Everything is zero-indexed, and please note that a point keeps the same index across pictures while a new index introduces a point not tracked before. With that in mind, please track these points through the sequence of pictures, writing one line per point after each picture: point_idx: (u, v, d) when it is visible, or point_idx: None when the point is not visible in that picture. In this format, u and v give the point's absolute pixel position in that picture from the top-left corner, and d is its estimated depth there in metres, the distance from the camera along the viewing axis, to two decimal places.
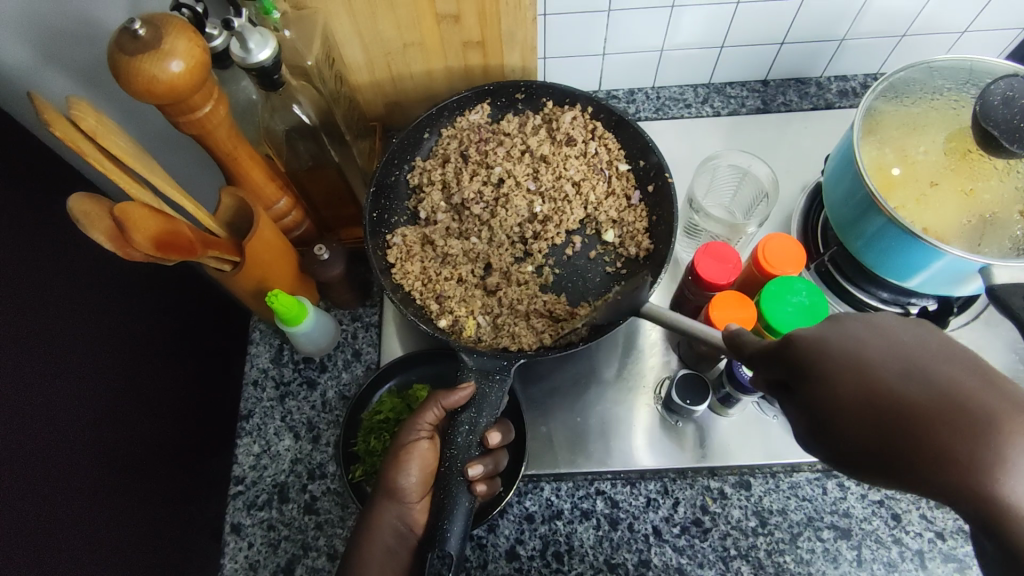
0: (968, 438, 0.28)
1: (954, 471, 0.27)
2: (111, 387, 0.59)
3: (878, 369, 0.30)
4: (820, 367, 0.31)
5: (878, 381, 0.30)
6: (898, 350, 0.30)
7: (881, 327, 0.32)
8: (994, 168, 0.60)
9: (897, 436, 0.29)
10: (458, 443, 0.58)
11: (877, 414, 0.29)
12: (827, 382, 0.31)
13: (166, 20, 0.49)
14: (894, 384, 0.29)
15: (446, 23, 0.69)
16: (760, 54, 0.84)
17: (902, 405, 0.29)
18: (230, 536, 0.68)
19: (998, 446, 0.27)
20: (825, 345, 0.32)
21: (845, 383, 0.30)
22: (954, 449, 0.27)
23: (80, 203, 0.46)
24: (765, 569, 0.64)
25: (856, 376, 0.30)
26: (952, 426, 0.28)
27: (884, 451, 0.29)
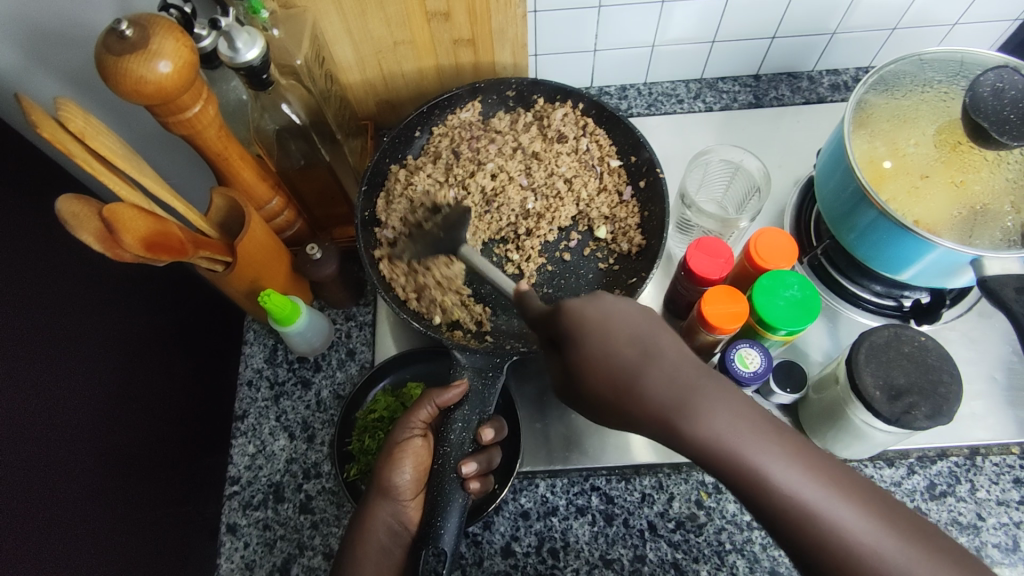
0: (673, 399, 0.40)
1: (664, 416, 0.40)
2: (105, 387, 0.59)
3: (615, 333, 0.43)
4: (580, 331, 0.44)
5: (614, 342, 0.43)
6: (631, 326, 0.43)
7: (624, 305, 0.44)
8: (984, 160, 0.61)
9: (625, 384, 0.42)
10: (451, 441, 0.58)
11: (611, 369, 0.42)
12: (583, 344, 0.43)
13: (153, 20, 0.49)
14: (625, 346, 0.42)
15: (435, 20, 0.69)
16: (752, 49, 0.84)
17: (624, 358, 0.42)
18: (226, 536, 0.68)
19: (692, 395, 0.40)
20: (582, 315, 0.44)
21: (593, 348, 0.43)
22: (656, 393, 0.40)
23: (69, 204, 0.46)
24: (760, 563, 0.64)
25: (603, 347, 0.43)
26: (659, 380, 0.41)
27: (611, 391, 0.42)
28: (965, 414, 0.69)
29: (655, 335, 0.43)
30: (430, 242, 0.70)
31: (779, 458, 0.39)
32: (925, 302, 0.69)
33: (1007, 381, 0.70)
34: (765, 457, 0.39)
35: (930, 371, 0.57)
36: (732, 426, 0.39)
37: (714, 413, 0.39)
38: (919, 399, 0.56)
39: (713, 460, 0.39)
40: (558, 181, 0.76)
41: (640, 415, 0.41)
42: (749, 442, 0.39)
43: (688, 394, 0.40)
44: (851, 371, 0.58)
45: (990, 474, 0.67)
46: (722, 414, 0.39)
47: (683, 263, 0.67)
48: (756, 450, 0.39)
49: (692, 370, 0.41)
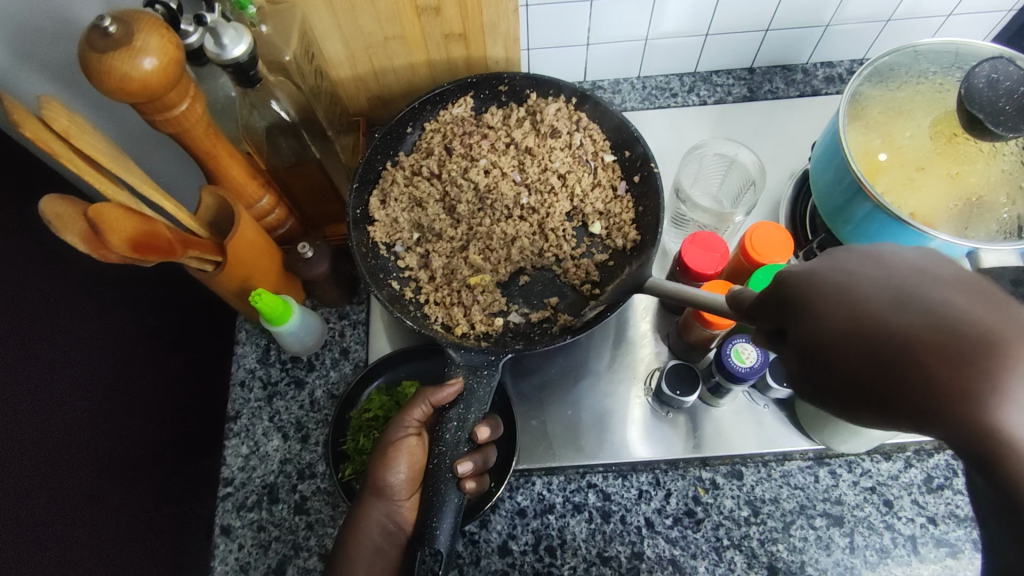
0: (982, 370, 0.27)
1: (965, 392, 0.27)
2: (95, 390, 0.58)
3: (874, 299, 0.29)
4: (816, 297, 0.31)
5: (867, 307, 0.29)
6: (896, 281, 0.29)
7: (888, 261, 0.31)
8: (980, 151, 0.60)
9: (906, 361, 0.28)
10: (447, 440, 0.57)
11: (874, 338, 0.29)
12: (821, 314, 0.30)
13: (137, 16, 0.48)
14: (899, 310, 0.29)
15: (426, 15, 0.68)
16: (746, 41, 0.84)
17: (911, 327, 0.28)
18: (221, 539, 0.68)
19: (1003, 372, 0.27)
20: (811, 280, 0.31)
21: (843, 326, 0.30)
22: (953, 365, 0.27)
23: (53, 204, 0.45)
24: (758, 559, 0.64)
25: (853, 312, 0.29)
26: (960, 350, 0.27)
27: (875, 368, 0.29)
28: None
29: (950, 293, 0.28)
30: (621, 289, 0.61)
31: None
32: None
33: None
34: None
35: None
36: None
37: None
38: None
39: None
40: (552, 176, 0.76)
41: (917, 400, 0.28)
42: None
43: (991, 364, 0.27)
44: None
45: None
46: None
47: (678, 258, 0.67)
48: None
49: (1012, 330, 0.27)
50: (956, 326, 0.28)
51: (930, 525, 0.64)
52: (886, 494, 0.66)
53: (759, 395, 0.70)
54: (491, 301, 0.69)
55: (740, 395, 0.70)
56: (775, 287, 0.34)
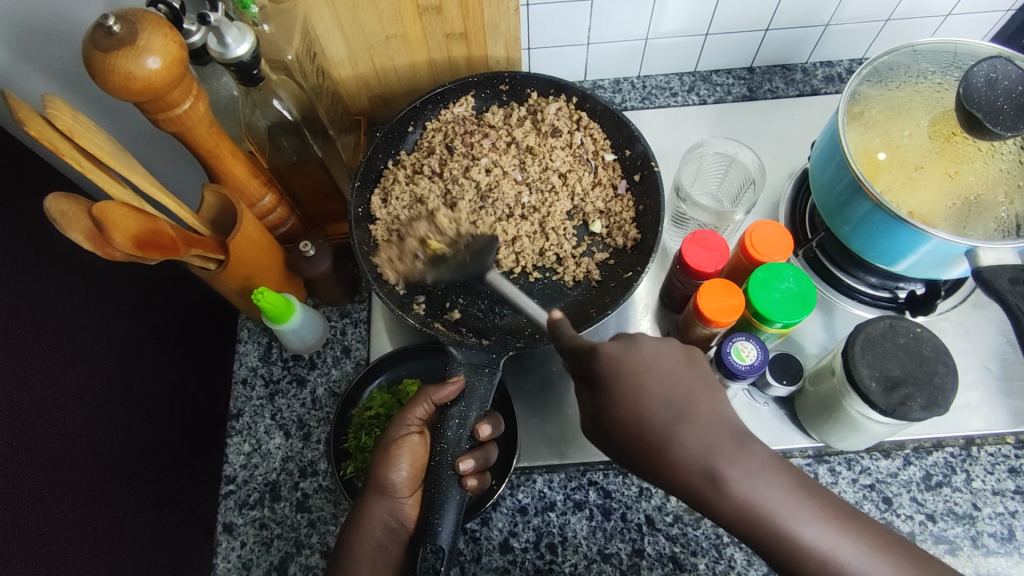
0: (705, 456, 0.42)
1: (697, 471, 0.42)
2: (99, 388, 0.58)
3: (648, 394, 0.45)
4: (614, 386, 0.46)
5: (645, 399, 0.45)
6: (663, 380, 0.46)
7: (655, 357, 0.47)
8: (978, 151, 0.61)
9: (652, 445, 0.44)
10: (448, 438, 0.58)
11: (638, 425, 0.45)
12: (617, 401, 0.46)
13: (140, 15, 0.49)
14: (650, 407, 0.45)
15: (427, 15, 0.68)
16: (746, 41, 0.84)
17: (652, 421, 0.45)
18: (223, 536, 0.69)
19: (718, 458, 0.42)
20: (619, 362, 0.47)
21: (625, 408, 0.45)
22: (683, 458, 0.43)
23: (58, 203, 0.46)
24: (758, 556, 0.64)
25: (632, 402, 0.45)
26: (684, 433, 0.43)
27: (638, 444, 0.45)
28: (961, 404, 0.69)
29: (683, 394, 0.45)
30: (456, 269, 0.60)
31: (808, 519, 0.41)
32: (920, 294, 0.69)
33: (1002, 373, 0.70)
34: (786, 511, 0.41)
35: (925, 362, 0.58)
36: (761, 487, 0.41)
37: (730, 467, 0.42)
38: (916, 391, 0.56)
39: (751, 521, 0.41)
40: (552, 176, 0.76)
41: (661, 476, 0.43)
42: (773, 499, 0.41)
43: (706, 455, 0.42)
44: (848, 363, 0.58)
45: (985, 464, 0.67)
46: (752, 471, 0.42)
47: (678, 257, 0.67)
48: (790, 512, 0.41)
49: (715, 427, 0.43)
50: (676, 422, 0.44)
51: (930, 522, 0.65)
52: (885, 491, 0.66)
53: (760, 393, 0.70)
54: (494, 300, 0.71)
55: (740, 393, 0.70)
56: (594, 370, 0.48)
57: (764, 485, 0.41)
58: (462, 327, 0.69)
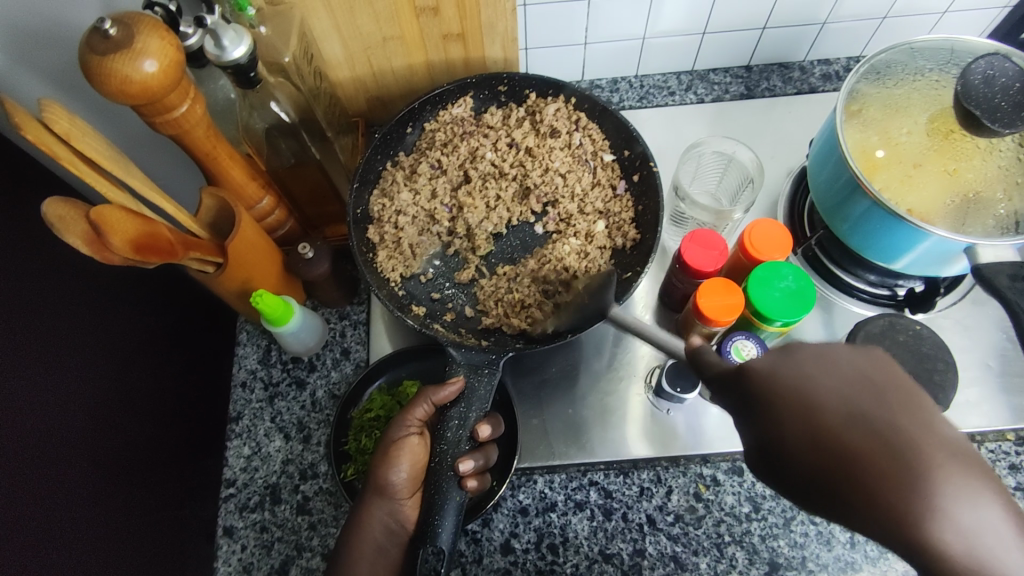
0: (928, 504, 0.28)
1: (914, 523, 0.28)
2: (97, 392, 0.58)
3: (828, 408, 0.31)
4: (772, 398, 0.33)
5: (824, 413, 0.31)
6: (845, 390, 0.32)
7: (835, 362, 0.33)
8: (976, 148, 0.61)
9: (852, 477, 0.30)
10: (447, 439, 0.58)
11: (826, 451, 0.31)
12: (780, 413, 0.33)
13: (137, 18, 0.48)
14: (846, 426, 0.30)
15: (425, 15, 0.68)
16: (742, 39, 0.84)
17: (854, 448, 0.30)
18: (223, 539, 0.68)
19: (949, 512, 0.27)
20: (775, 372, 0.34)
21: (794, 425, 0.32)
22: (899, 499, 0.28)
23: (55, 206, 0.46)
24: (759, 555, 0.64)
25: (806, 416, 0.32)
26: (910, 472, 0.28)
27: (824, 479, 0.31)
28: (961, 401, 0.69)
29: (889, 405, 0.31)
30: (574, 317, 0.65)
31: None
32: (919, 291, 0.69)
33: (1002, 369, 0.70)
34: None
35: (925, 359, 0.59)
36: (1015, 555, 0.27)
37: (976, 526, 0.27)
38: None
39: None
40: (552, 174, 0.76)
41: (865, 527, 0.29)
42: None
43: (942, 509, 0.27)
44: None
45: (985, 460, 0.67)
46: (1000, 532, 0.27)
47: (677, 256, 0.67)
48: None
49: (949, 461, 0.28)
50: (916, 456, 0.28)
51: None
52: None
53: None
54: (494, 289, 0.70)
55: None
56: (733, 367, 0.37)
57: (1020, 556, 0.27)
58: (462, 328, 0.69)
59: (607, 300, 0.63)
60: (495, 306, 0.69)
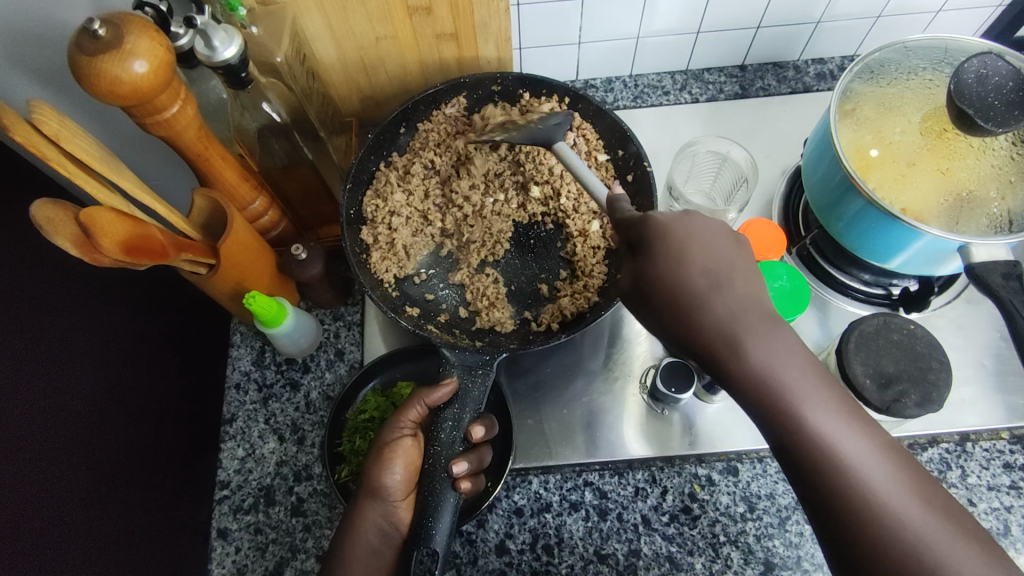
0: (726, 321, 0.42)
1: (716, 337, 0.42)
2: (89, 396, 0.58)
3: (690, 258, 0.44)
4: (657, 244, 0.46)
5: (687, 265, 0.44)
6: (707, 251, 0.45)
7: (706, 234, 0.46)
8: (969, 147, 0.61)
9: (682, 302, 0.44)
10: (441, 439, 0.58)
11: (678, 290, 0.44)
12: (658, 256, 0.45)
13: (127, 19, 0.48)
14: (696, 274, 0.44)
15: (417, 15, 0.68)
16: (737, 39, 0.84)
17: (693, 285, 0.43)
18: (217, 541, 0.68)
19: (739, 330, 0.42)
20: (666, 226, 0.46)
21: (663, 262, 0.45)
22: (710, 319, 0.43)
23: (44, 209, 0.45)
24: (755, 555, 0.64)
25: (675, 259, 0.45)
26: (715, 298, 0.43)
27: (669, 310, 0.44)
28: (955, 401, 0.69)
29: (729, 271, 0.44)
30: (528, 135, 0.66)
31: (821, 404, 0.40)
32: (914, 289, 0.69)
33: (997, 368, 0.70)
34: (800, 388, 0.40)
35: (918, 358, 0.59)
36: (777, 360, 0.41)
37: (755, 342, 0.41)
38: (909, 387, 0.57)
39: (756, 394, 0.41)
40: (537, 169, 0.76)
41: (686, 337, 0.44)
42: (788, 369, 0.41)
43: (734, 326, 0.42)
44: (842, 362, 0.59)
45: (980, 460, 0.67)
46: (775, 346, 0.41)
47: None
48: (804, 390, 0.40)
49: (747, 306, 0.42)
50: (724, 289, 0.43)
51: None
52: None
53: None
54: (482, 288, 0.70)
55: None
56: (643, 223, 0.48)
57: (783, 359, 0.41)
58: (456, 329, 0.69)
59: (557, 129, 0.65)
60: (488, 306, 0.69)
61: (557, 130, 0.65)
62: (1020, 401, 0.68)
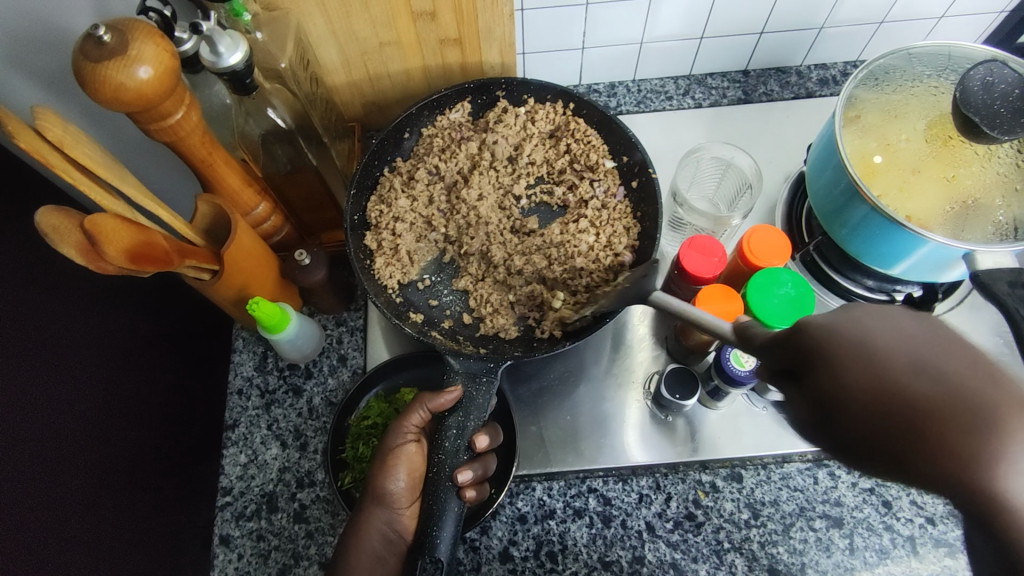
0: (1006, 467, 0.26)
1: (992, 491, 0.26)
2: (92, 400, 0.58)
3: (899, 358, 0.28)
4: (831, 355, 0.30)
5: (913, 381, 0.27)
6: (927, 348, 0.28)
7: (900, 321, 0.30)
8: (975, 154, 0.60)
9: (924, 440, 0.27)
10: (446, 448, 0.57)
11: (923, 435, 0.27)
12: (846, 376, 0.29)
13: (132, 24, 0.48)
14: (941, 398, 0.27)
15: (421, 20, 0.68)
16: (740, 44, 0.84)
17: (948, 421, 0.27)
18: (219, 548, 0.67)
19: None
20: (831, 329, 0.31)
21: (862, 378, 0.29)
22: (984, 465, 0.26)
23: (49, 216, 0.45)
24: (759, 562, 0.64)
25: (874, 367, 0.29)
26: (993, 441, 0.26)
27: (910, 463, 0.27)
28: None
29: (975, 370, 0.27)
30: (619, 298, 0.58)
31: None
32: (917, 297, 0.70)
33: None
34: None
35: None
36: None
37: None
38: None
39: None
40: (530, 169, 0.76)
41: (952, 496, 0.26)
42: None
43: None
44: None
45: None
46: None
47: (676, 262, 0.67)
48: None
49: None
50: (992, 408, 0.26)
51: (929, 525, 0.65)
52: (884, 494, 0.66)
53: (758, 398, 0.70)
54: (485, 295, 0.70)
55: (738, 398, 0.70)
56: (795, 331, 0.32)
57: None
58: (460, 335, 0.69)
59: (648, 279, 0.56)
60: (492, 314, 0.69)
61: (648, 281, 0.56)
62: None
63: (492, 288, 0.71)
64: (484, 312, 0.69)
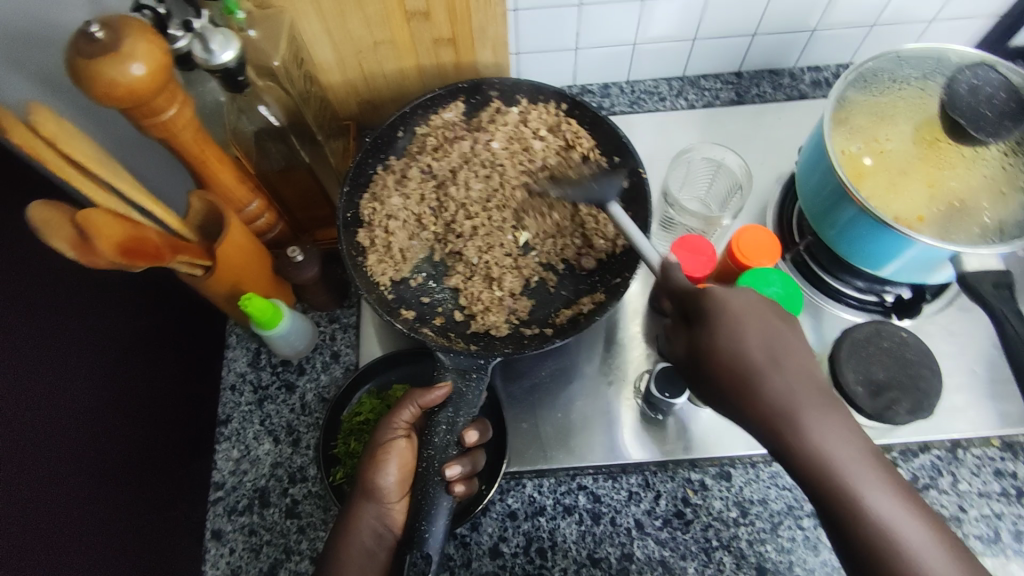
0: (788, 399, 0.44)
1: (773, 415, 0.44)
2: (85, 394, 0.58)
3: (748, 335, 0.46)
4: (717, 321, 0.47)
5: (745, 344, 0.46)
6: (764, 331, 0.46)
7: (754, 309, 0.48)
8: (961, 156, 0.61)
9: (744, 383, 0.45)
10: (435, 443, 0.58)
11: (737, 371, 0.46)
12: (716, 334, 0.47)
13: (124, 22, 0.48)
14: (755, 350, 0.46)
15: (415, 20, 0.68)
16: (732, 46, 0.84)
17: (753, 362, 0.45)
18: (212, 543, 0.68)
19: (800, 407, 0.43)
20: (725, 305, 0.48)
21: (726, 339, 0.46)
22: (769, 400, 0.44)
23: (40, 210, 0.45)
24: (747, 559, 0.65)
25: (734, 337, 0.46)
26: (776, 385, 0.44)
27: (730, 387, 0.46)
28: (947, 407, 0.69)
29: (783, 347, 0.46)
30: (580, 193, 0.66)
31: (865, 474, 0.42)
32: (907, 298, 0.72)
33: (990, 376, 0.70)
34: (848, 461, 0.42)
35: (910, 366, 0.63)
36: (827, 433, 0.43)
37: (815, 422, 0.43)
38: (900, 396, 0.62)
39: (811, 468, 0.43)
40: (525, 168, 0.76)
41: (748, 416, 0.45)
42: (841, 450, 0.42)
43: (794, 406, 0.44)
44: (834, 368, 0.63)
45: (970, 466, 0.68)
46: (832, 424, 0.43)
47: (667, 261, 0.68)
48: (852, 468, 0.42)
49: (807, 387, 0.44)
50: (782, 363, 0.45)
51: None
52: None
53: None
54: (477, 293, 0.70)
55: None
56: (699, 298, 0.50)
57: (839, 437, 0.43)
58: (451, 334, 0.69)
59: (607, 190, 0.63)
60: (483, 310, 0.70)
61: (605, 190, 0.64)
62: (1012, 409, 0.69)
63: (480, 284, 0.71)
64: (472, 307, 0.70)
